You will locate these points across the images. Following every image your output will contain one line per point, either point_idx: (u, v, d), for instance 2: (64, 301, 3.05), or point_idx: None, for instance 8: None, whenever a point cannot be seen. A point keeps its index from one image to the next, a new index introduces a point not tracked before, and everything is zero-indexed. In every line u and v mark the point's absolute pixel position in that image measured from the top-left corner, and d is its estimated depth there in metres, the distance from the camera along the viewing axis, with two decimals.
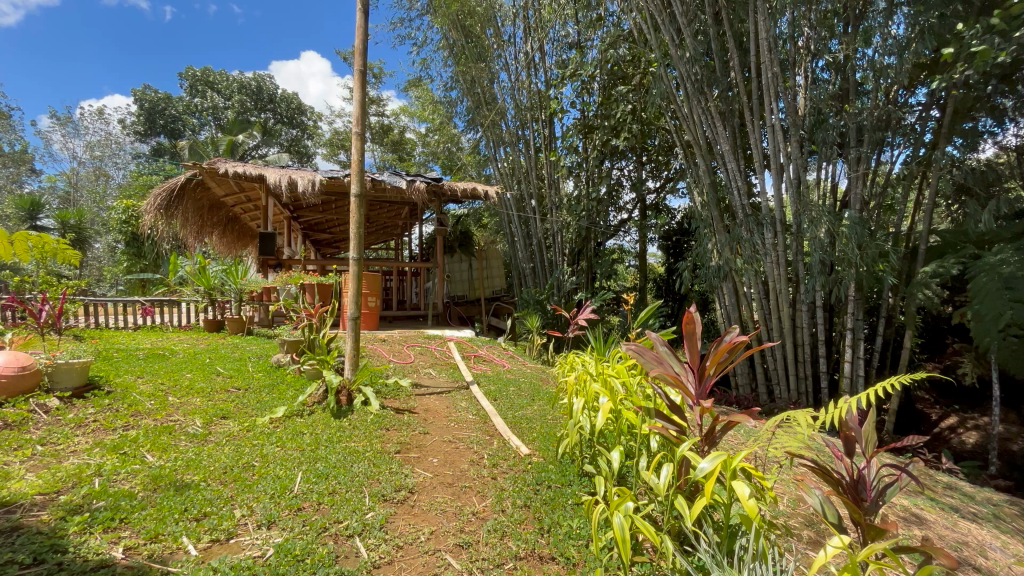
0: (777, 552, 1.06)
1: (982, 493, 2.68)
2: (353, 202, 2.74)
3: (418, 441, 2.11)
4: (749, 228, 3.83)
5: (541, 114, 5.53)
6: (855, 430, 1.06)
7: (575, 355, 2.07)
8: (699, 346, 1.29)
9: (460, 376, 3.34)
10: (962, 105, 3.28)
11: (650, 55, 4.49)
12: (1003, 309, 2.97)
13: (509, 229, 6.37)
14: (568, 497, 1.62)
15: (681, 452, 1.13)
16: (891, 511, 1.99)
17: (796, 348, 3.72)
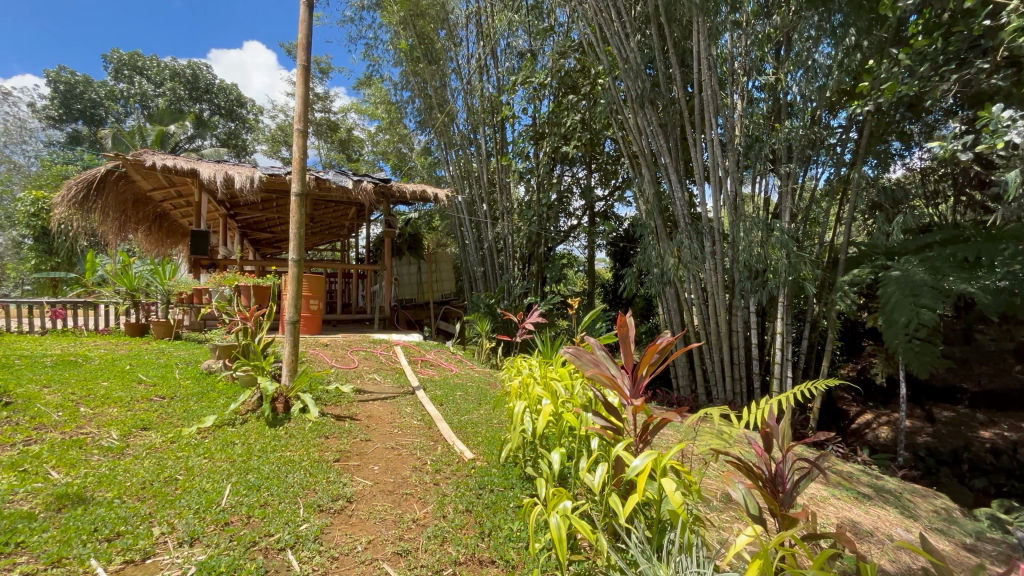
0: (702, 544, 1.12)
1: (890, 482, 2.94)
2: (294, 201, 2.63)
3: (360, 449, 2.05)
4: (689, 237, 4.02)
5: (493, 118, 5.54)
6: (772, 427, 1.14)
7: (520, 358, 2.09)
8: (634, 349, 1.36)
9: (406, 381, 3.27)
10: (877, 129, 3.57)
11: (598, 66, 4.64)
12: (908, 314, 3.30)
13: (460, 232, 6.34)
14: (509, 501, 1.63)
15: (616, 452, 1.18)
16: (813, 502, 2.15)
17: (729, 351, 3.95)
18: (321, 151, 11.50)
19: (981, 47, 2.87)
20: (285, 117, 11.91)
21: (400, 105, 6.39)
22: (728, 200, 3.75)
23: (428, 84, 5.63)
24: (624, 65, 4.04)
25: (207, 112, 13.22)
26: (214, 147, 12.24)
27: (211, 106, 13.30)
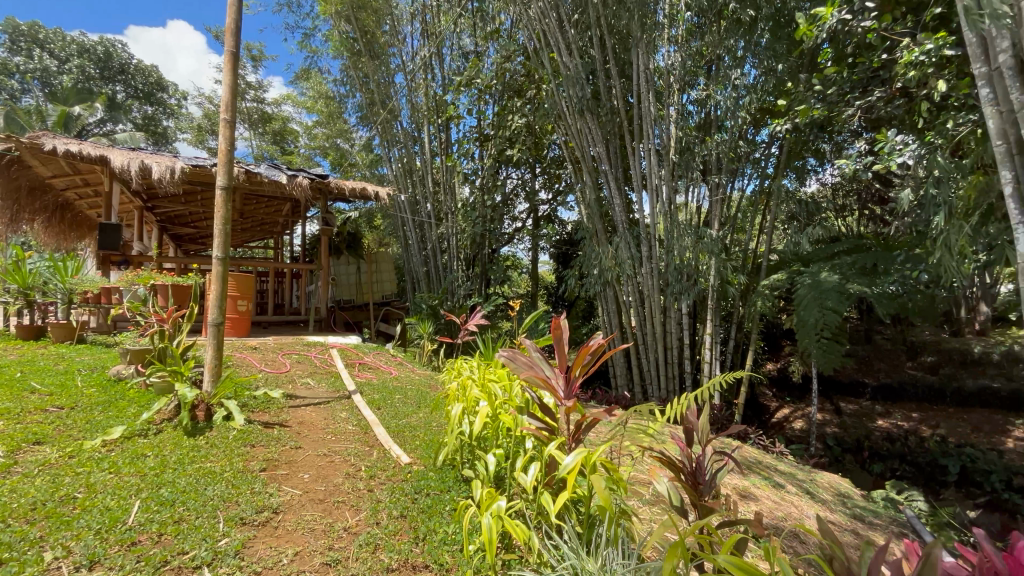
0: (627, 538, 1.17)
1: (803, 470, 3.21)
2: (219, 194, 2.46)
3: (289, 457, 1.96)
4: (626, 242, 4.18)
5: (438, 118, 5.50)
6: (693, 422, 1.22)
7: (460, 360, 2.08)
8: (567, 351, 1.40)
9: (342, 386, 3.16)
10: (795, 147, 3.87)
11: (541, 72, 4.73)
12: (815, 316, 3.63)
13: (403, 232, 6.22)
14: (446, 504, 1.62)
15: (548, 451, 1.21)
16: (734, 491, 2.31)
17: (663, 352, 4.14)
18: (253, 143, 10.85)
19: (880, 77, 3.21)
20: (212, 105, 11.11)
21: (341, 99, 6.18)
22: (663, 208, 3.94)
23: (370, 79, 5.48)
24: (567, 72, 4.13)
25: (121, 94, 12.09)
26: (130, 133, 11.22)
27: (127, 88, 12.15)
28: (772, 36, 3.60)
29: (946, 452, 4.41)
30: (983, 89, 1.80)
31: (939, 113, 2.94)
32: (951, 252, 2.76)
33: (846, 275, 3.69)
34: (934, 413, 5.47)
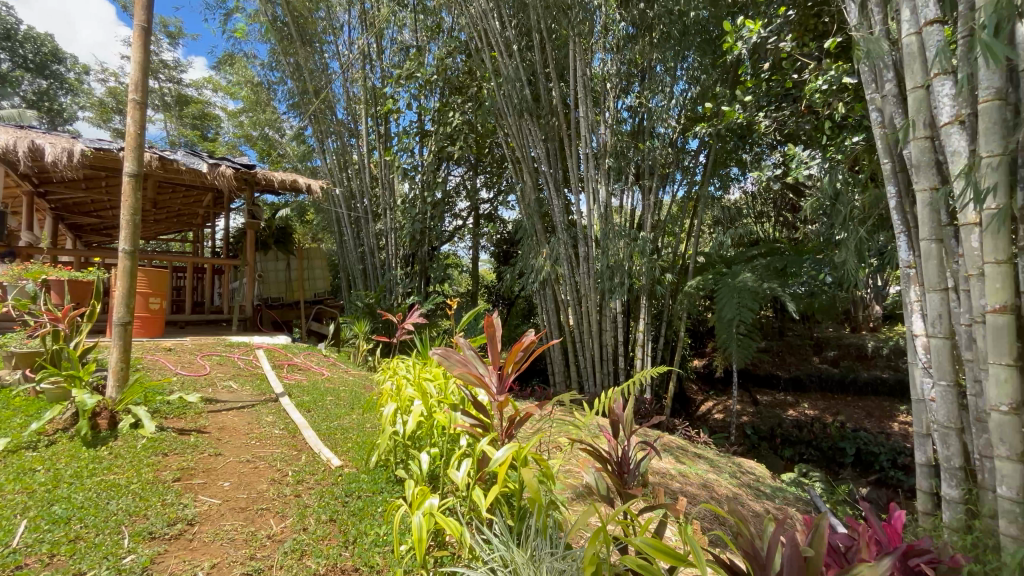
0: (555, 527, 1.22)
1: (723, 456, 3.45)
2: (126, 181, 2.25)
3: (207, 465, 1.84)
4: (565, 243, 4.29)
5: (375, 111, 5.34)
6: (619, 415, 1.31)
7: (395, 359, 2.04)
8: (500, 348, 1.44)
9: (268, 388, 2.99)
10: (720, 156, 4.14)
11: (482, 70, 4.72)
12: (733, 313, 3.93)
13: (338, 228, 5.98)
14: (378, 505, 1.59)
15: (480, 447, 1.24)
16: (662, 479, 2.44)
17: (598, 349, 4.28)
18: (168, 127, 9.97)
19: (791, 96, 3.55)
20: (119, 83, 10.08)
21: (270, 86, 5.84)
22: (600, 210, 4.07)
23: (301, 67, 5.21)
24: (507, 73, 4.17)
25: (6, 64, 10.68)
26: (18, 109, 9.93)
27: (13, 57, 10.73)
28: (698, 50, 3.83)
29: (844, 436, 4.91)
30: (874, 113, 2.03)
31: (839, 132, 3.28)
32: (848, 256, 3.08)
33: (761, 277, 4.01)
34: (836, 401, 6.07)
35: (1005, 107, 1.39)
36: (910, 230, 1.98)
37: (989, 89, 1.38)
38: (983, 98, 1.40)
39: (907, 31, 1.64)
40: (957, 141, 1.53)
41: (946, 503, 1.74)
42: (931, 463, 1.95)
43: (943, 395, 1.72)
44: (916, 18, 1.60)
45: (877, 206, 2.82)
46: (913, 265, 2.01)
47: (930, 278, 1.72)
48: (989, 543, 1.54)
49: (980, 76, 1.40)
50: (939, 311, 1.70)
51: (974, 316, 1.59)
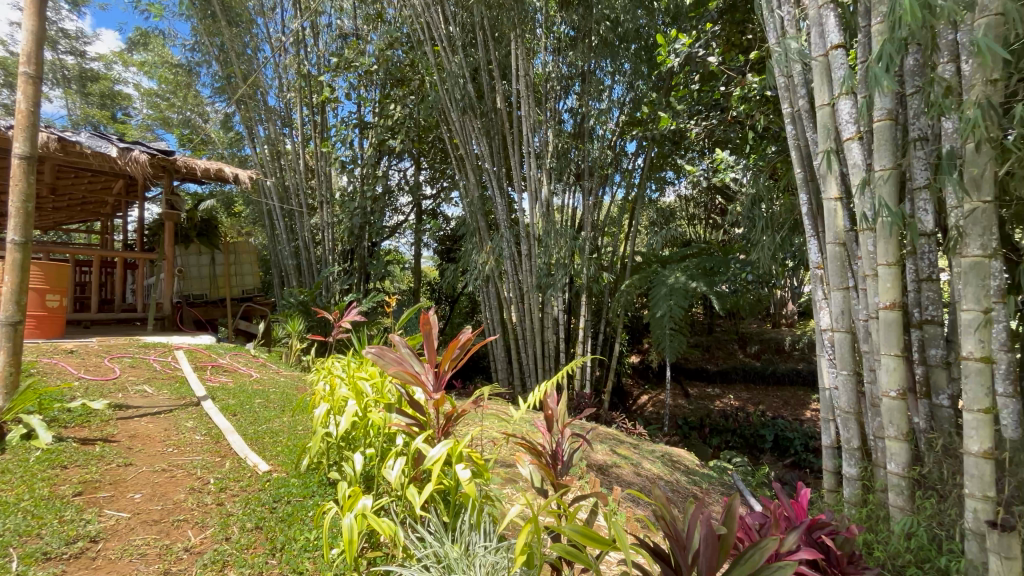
0: (490, 520, 1.24)
1: (656, 446, 3.63)
2: (15, 164, 2.00)
3: (115, 476, 1.68)
4: (508, 241, 4.31)
5: (311, 99, 5.11)
6: (553, 410, 1.36)
7: (329, 359, 1.98)
8: (436, 346, 1.45)
9: (189, 392, 2.78)
10: (656, 161, 4.33)
11: (424, 63, 4.64)
12: (666, 310, 4.15)
13: (270, 221, 5.65)
14: (309, 509, 1.53)
15: (415, 445, 1.24)
16: (598, 470, 2.52)
17: (540, 346, 4.34)
18: (69, 105, 8.95)
19: (719, 106, 3.78)
20: (8, 52, 8.95)
21: (191, 67, 5.40)
22: (542, 209, 4.12)
23: (227, 47, 4.86)
24: (450, 68, 4.13)
25: None
26: None
27: None
28: (634, 57, 3.99)
29: (763, 423, 5.31)
30: (789, 125, 2.20)
31: (760, 142, 3.53)
32: (767, 257, 3.33)
33: (691, 276, 4.26)
34: (757, 392, 6.55)
35: (895, 127, 1.57)
36: (818, 234, 2.18)
37: (882, 110, 1.56)
38: (878, 118, 1.57)
39: (815, 53, 1.80)
40: (857, 156, 1.70)
41: (846, 480, 1.93)
42: (834, 446, 2.16)
43: (845, 383, 1.91)
44: (824, 41, 1.77)
45: (792, 212, 3.07)
46: (821, 266, 2.22)
47: (833, 279, 1.91)
48: (880, 514, 1.74)
49: (876, 98, 1.57)
50: (840, 308, 1.88)
51: (869, 313, 1.78)
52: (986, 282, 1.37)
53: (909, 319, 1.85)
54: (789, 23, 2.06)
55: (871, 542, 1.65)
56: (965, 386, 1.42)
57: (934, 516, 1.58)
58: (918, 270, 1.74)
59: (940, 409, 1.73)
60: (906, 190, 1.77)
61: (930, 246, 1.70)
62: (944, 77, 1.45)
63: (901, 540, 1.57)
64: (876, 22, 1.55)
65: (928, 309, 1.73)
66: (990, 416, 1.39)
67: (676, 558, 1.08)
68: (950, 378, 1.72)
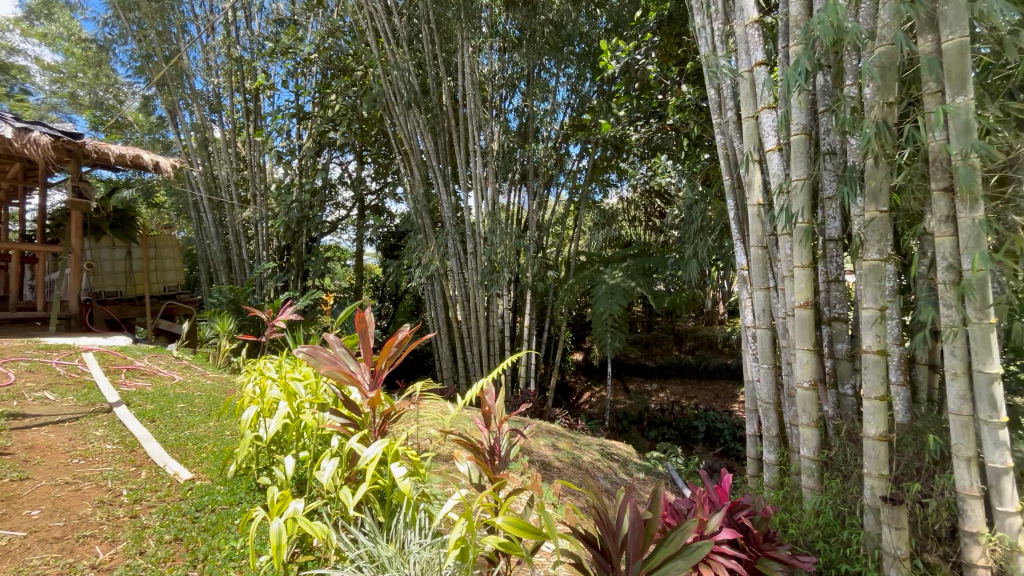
0: (426, 518, 1.24)
1: (597, 440, 3.74)
2: None
3: (8, 492, 1.52)
4: (453, 239, 4.29)
5: (244, 85, 4.82)
6: (490, 406, 1.38)
7: (261, 360, 1.90)
8: (372, 344, 1.44)
9: (99, 397, 2.55)
10: (600, 163, 4.44)
11: (368, 54, 4.52)
12: (607, 309, 4.29)
13: (196, 213, 5.28)
14: (235, 517, 1.45)
15: (348, 445, 1.22)
16: (540, 465, 2.57)
17: (485, 344, 4.35)
18: None
19: (657, 113, 3.96)
20: None
21: (105, 43, 4.94)
22: (487, 206, 4.12)
23: (146, 24, 4.49)
24: (394, 61, 4.04)
25: None
26: None
27: None
28: (578, 62, 4.09)
29: (697, 416, 5.61)
30: (718, 135, 2.35)
31: (694, 149, 3.74)
32: (699, 258, 3.54)
33: (630, 275, 4.44)
34: (691, 385, 6.92)
35: (809, 141, 1.72)
36: (744, 238, 2.34)
37: (798, 125, 1.71)
38: (794, 132, 1.72)
39: (742, 68, 1.94)
40: (777, 166, 1.85)
41: (766, 465, 2.09)
42: (756, 434, 2.33)
43: (766, 376, 2.07)
44: (749, 58, 1.90)
45: (722, 216, 3.28)
46: (745, 267, 2.38)
47: (756, 279, 2.06)
48: (794, 495, 1.90)
49: (792, 114, 1.71)
50: (762, 306, 2.04)
51: (786, 310, 1.94)
52: (881, 283, 1.54)
53: (820, 316, 2.03)
54: (719, 37, 2.19)
55: (786, 521, 1.80)
56: (864, 376, 1.59)
57: (839, 494, 1.75)
58: (827, 271, 1.92)
59: (845, 398, 1.92)
60: (818, 199, 1.94)
61: (837, 250, 1.87)
62: (850, 98, 1.60)
63: (811, 518, 1.72)
64: (793, 43, 1.68)
65: (836, 307, 1.91)
66: (885, 403, 1.55)
67: (604, 543, 1.14)
68: (854, 370, 1.91)
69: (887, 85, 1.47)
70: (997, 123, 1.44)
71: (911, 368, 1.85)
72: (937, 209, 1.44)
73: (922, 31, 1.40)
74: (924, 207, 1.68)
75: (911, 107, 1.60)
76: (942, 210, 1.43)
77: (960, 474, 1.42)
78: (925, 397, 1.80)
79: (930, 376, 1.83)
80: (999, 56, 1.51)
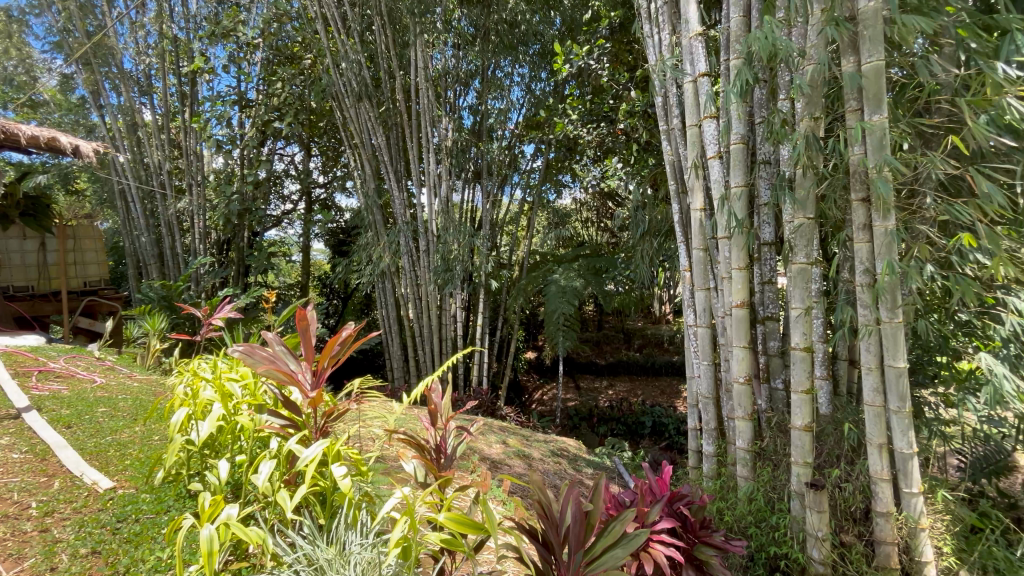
0: (368, 518, 1.22)
1: (548, 437, 3.80)
2: None
3: None
4: (405, 235, 4.22)
5: (179, 67, 4.52)
6: (437, 405, 1.39)
7: (196, 359, 1.80)
8: (314, 343, 1.40)
9: (6, 403, 2.31)
10: (555, 163, 4.49)
11: (317, 42, 4.36)
12: (560, 308, 4.37)
13: (123, 203, 4.89)
14: (162, 526, 1.37)
15: (285, 447, 1.19)
16: (491, 463, 2.58)
17: (437, 342, 4.31)
18: None
19: (608, 118, 4.09)
20: None
21: (16, 13, 4.49)
22: (440, 204, 4.09)
23: None
24: (344, 52, 3.92)
25: None
26: None
27: None
28: (532, 62, 4.13)
29: (644, 412, 5.80)
30: (665, 141, 2.45)
31: (643, 154, 3.88)
32: (646, 259, 3.67)
33: (581, 275, 4.54)
34: (638, 382, 7.16)
35: (746, 150, 1.83)
36: (687, 240, 2.45)
37: (736, 135, 1.81)
38: (733, 141, 1.82)
39: (686, 78, 2.03)
40: (717, 173, 1.95)
41: (705, 457, 2.20)
42: (697, 427, 2.45)
43: (706, 372, 2.18)
44: (693, 68, 1.99)
45: (667, 219, 3.42)
46: (688, 269, 2.49)
47: (698, 280, 2.16)
48: (730, 485, 2.01)
49: (731, 124, 1.82)
50: (704, 305, 2.15)
51: (725, 310, 2.05)
52: (807, 285, 1.67)
53: (754, 316, 2.16)
54: (666, 48, 2.28)
55: (722, 509, 1.91)
56: (791, 371, 1.71)
57: (769, 482, 1.87)
58: (762, 273, 2.04)
59: (776, 391, 2.05)
60: (754, 205, 2.07)
61: (771, 254, 2.00)
62: (782, 111, 1.71)
63: (745, 504, 1.83)
64: (732, 57, 1.78)
65: (769, 307, 2.05)
66: (810, 396, 1.68)
67: (547, 536, 1.18)
68: (784, 365, 2.05)
69: (814, 101, 1.59)
70: (907, 139, 1.58)
71: (834, 363, 2.01)
72: (856, 218, 1.57)
73: (845, 52, 1.52)
74: (845, 215, 1.82)
75: (835, 121, 1.74)
76: (860, 218, 1.56)
77: (872, 460, 1.57)
78: (845, 390, 1.96)
79: (849, 371, 1.99)
80: (910, 79, 1.68)
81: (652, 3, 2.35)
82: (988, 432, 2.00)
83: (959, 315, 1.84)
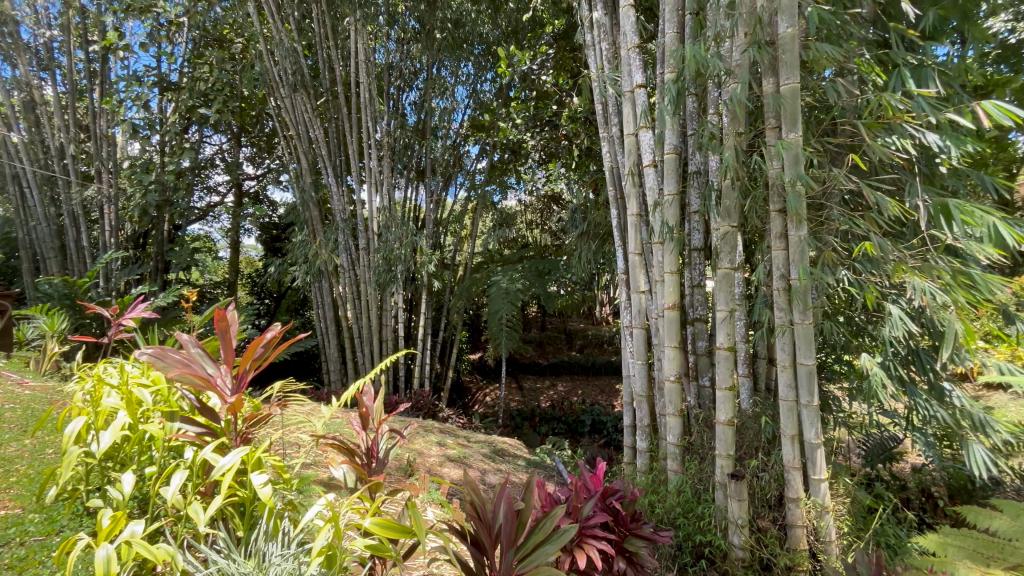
0: (290, 527, 1.17)
1: (489, 438, 3.79)
2: None
3: None
4: (343, 233, 4.06)
5: (87, 42, 4.09)
6: (369, 408, 1.35)
7: (100, 364, 1.64)
8: (235, 345, 1.33)
9: None
10: (500, 165, 4.50)
11: (249, 26, 4.11)
12: (502, 309, 4.39)
13: (16, 189, 4.35)
14: (53, 548, 1.24)
15: (199, 456, 1.12)
16: (430, 466, 2.54)
17: (377, 343, 4.19)
18: None
19: (551, 123, 4.19)
20: None
21: None
22: (382, 202, 3.99)
23: None
24: (279, 39, 3.72)
25: None
26: None
27: None
28: (477, 63, 4.13)
29: (584, 410, 5.95)
30: (605, 148, 2.52)
31: (584, 159, 3.98)
32: (586, 261, 3.77)
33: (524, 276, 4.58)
34: (580, 381, 7.33)
35: (679, 160, 1.93)
36: (624, 244, 2.54)
37: (670, 145, 1.90)
38: (667, 151, 1.91)
39: (624, 89, 2.11)
40: (652, 181, 2.04)
41: (639, 453, 2.29)
42: (631, 424, 2.54)
43: (639, 370, 2.27)
44: (631, 79, 2.08)
45: (607, 223, 3.54)
46: (624, 271, 2.59)
47: (633, 282, 2.25)
48: (661, 479, 2.10)
49: (665, 135, 1.91)
50: (638, 307, 2.24)
51: (657, 311, 2.15)
52: (730, 289, 1.79)
53: (685, 317, 2.28)
54: (606, 59, 2.36)
55: (653, 502, 1.99)
56: (716, 368, 1.82)
57: (696, 474, 1.97)
58: (692, 277, 2.16)
59: (703, 388, 2.18)
60: (685, 212, 2.18)
61: (700, 259, 2.12)
62: (711, 125, 1.82)
63: (674, 497, 1.93)
64: (667, 71, 1.87)
65: (697, 309, 2.16)
66: (732, 392, 1.79)
67: (479, 535, 1.18)
68: (711, 364, 2.18)
69: (739, 117, 1.70)
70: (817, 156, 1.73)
71: (754, 361, 2.16)
72: (774, 227, 1.70)
73: (766, 73, 1.64)
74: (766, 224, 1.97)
75: (756, 137, 1.87)
76: (778, 228, 1.69)
77: (785, 450, 1.70)
78: (764, 386, 2.11)
79: (767, 368, 2.15)
80: (820, 102, 1.84)
81: (593, 13, 2.42)
82: (882, 422, 2.23)
83: (859, 316, 2.04)
